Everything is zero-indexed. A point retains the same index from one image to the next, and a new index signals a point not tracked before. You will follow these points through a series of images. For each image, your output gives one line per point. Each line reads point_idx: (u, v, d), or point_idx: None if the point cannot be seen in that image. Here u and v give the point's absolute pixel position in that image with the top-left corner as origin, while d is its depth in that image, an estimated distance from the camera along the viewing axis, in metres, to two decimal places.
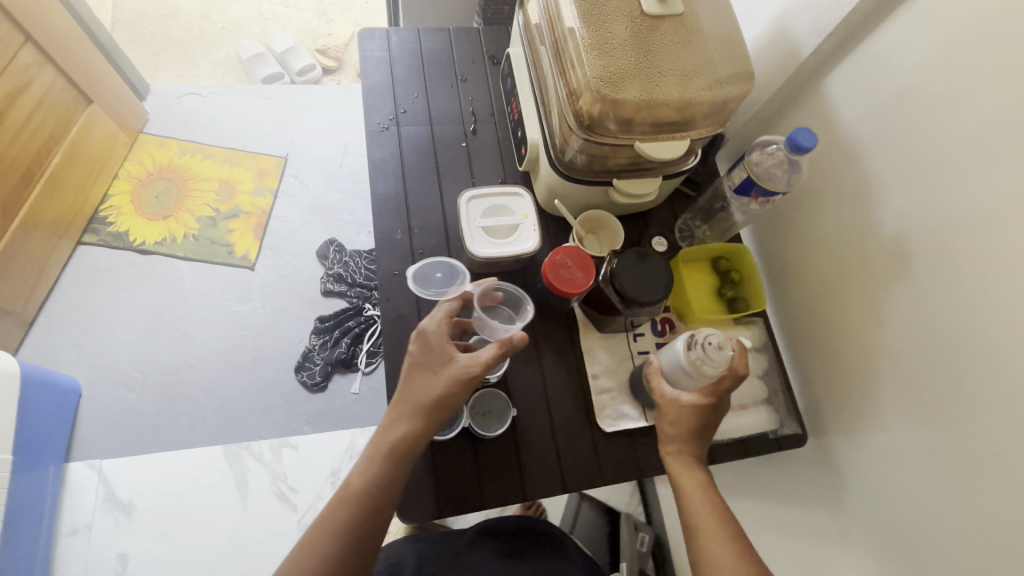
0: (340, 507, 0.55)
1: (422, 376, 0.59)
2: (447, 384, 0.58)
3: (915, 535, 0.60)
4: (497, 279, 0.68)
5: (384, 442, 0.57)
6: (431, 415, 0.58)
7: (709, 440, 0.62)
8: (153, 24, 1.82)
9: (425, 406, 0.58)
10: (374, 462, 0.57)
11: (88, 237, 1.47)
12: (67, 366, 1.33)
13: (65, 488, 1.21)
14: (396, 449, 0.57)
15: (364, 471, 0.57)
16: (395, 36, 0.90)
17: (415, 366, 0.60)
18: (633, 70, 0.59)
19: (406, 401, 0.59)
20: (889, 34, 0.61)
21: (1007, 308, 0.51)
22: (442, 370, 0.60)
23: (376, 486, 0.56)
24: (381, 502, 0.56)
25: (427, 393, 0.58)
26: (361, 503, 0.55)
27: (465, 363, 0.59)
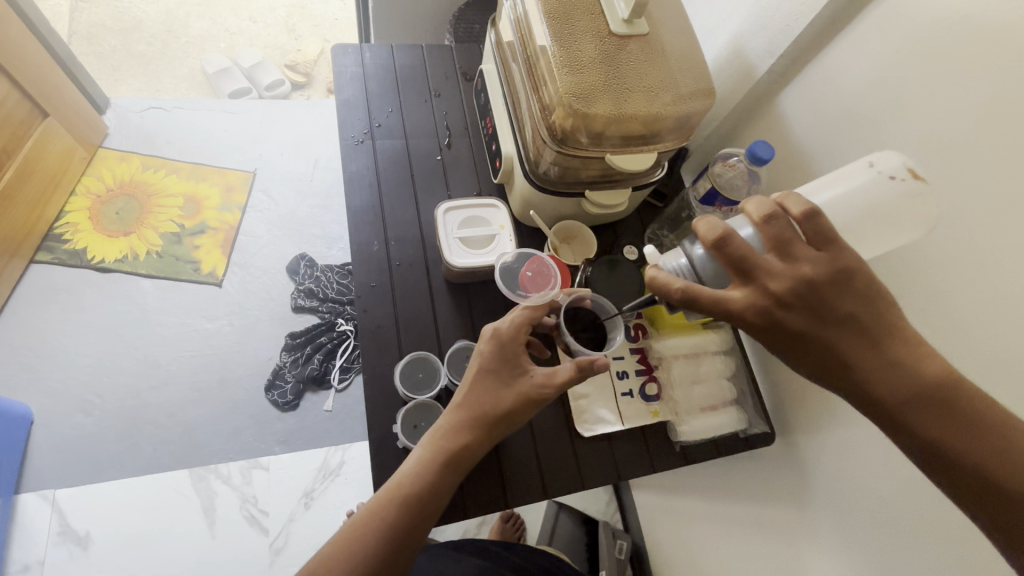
0: (387, 506, 0.55)
1: (491, 384, 0.60)
2: (518, 397, 0.59)
3: (882, 523, 0.63)
4: (588, 290, 0.69)
5: (446, 447, 0.58)
6: (493, 428, 0.59)
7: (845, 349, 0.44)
8: (113, 37, 1.77)
9: (491, 417, 0.59)
10: (431, 466, 0.57)
11: (41, 255, 1.41)
12: (16, 392, 1.26)
13: (14, 522, 1.14)
14: (455, 455, 0.58)
15: (418, 472, 0.57)
16: (368, 52, 0.91)
17: (486, 373, 0.60)
18: (602, 86, 0.62)
19: (473, 409, 0.59)
20: (834, 57, 0.67)
21: (947, 305, 0.56)
22: (514, 382, 0.60)
23: (427, 487, 0.56)
24: (431, 508, 0.56)
25: (495, 407, 0.59)
26: (411, 506, 0.55)
27: (540, 380, 0.60)
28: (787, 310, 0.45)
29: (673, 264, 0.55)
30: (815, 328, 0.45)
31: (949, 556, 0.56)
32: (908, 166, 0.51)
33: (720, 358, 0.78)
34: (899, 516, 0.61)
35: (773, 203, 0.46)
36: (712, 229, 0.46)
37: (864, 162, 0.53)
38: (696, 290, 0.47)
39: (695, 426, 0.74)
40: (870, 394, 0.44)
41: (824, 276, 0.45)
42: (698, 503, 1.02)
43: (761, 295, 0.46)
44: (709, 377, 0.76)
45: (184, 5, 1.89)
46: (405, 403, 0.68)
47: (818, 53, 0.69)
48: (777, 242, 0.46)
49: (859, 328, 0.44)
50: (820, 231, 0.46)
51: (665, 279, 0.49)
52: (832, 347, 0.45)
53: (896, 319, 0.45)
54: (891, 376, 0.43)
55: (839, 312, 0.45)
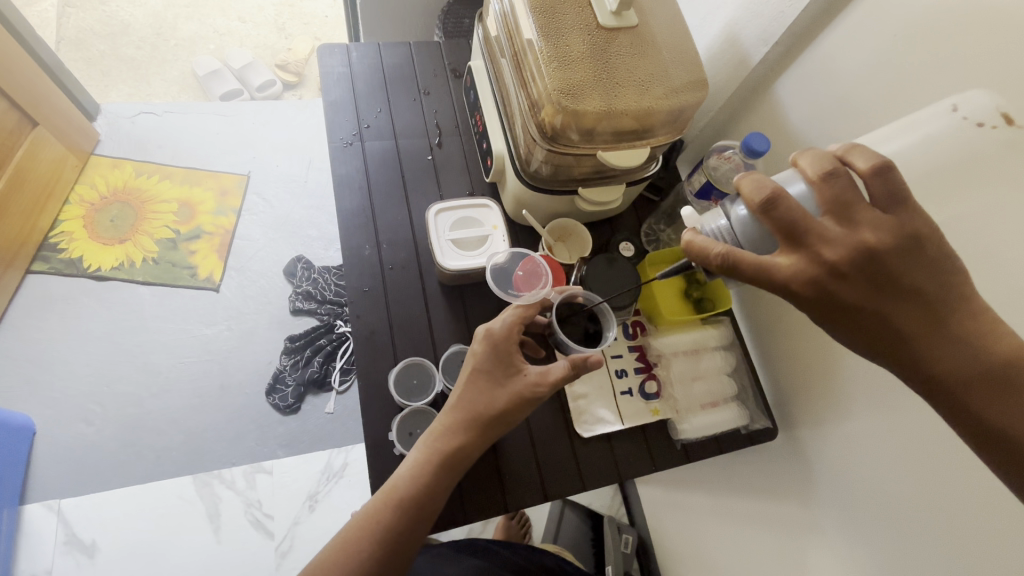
0: (383, 509, 0.54)
1: (484, 385, 0.59)
2: (511, 397, 0.58)
3: (887, 518, 0.63)
4: (578, 288, 0.68)
5: (442, 448, 0.57)
6: (488, 428, 0.58)
7: (905, 327, 0.43)
8: (101, 42, 1.75)
9: (485, 418, 0.58)
10: (426, 467, 0.56)
11: (37, 266, 1.40)
12: (17, 403, 1.26)
13: (21, 533, 1.14)
14: (450, 456, 0.57)
15: (414, 474, 0.56)
16: (355, 52, 0.90)
17: (479, 373, 0.59)
18: (591, 80, 0.60)
19: (466, 410, 0.58)
20: (830, 43, 0.65)
21: None
22: (507, 382, 0.59)
23: (423, 488, 0.56)
24: (426, 510, 0.55)
25: (489, 407, 0.58)
26: (407, 509, 0.55)
27: (533, 379, 0.59)
28: (843, 278, 0.43)
29: (713, 226, 0.52)
30: (875, 300, 0.43)
31: (954, 550, 0.55)
32: (1002, 111, 0.47)
33: (720, 355, 0.77)
34: (901, 510, 0.60)
35: (836, 161, 0.44)
36: (758, 190, 0.44)
37: (948, 105, 0.52)
38: (738, 254, 0.45)
39: (697, 424, 0.73)
40: (925, 371, 0.43)
41: (888, 242, 0.42)
42: (702, 496, 1.02)
43: (812, 263, 0.43)
44: (709, 373, 0.75)
45: (172, 6, 1.87)
46: (400, 410, 0.67)
47: (814, 39, 0.67)
48: (838, 204, 0.44)
49: (924, 302, 0.43)
50: (890, 191, 0.43)
51: (706, 244, 0.47)
52: (887, 321, 0.43)
53: (966, 293, 0.43)
54: (952, 355, 0.42)
55: (902, 284, 0.43)
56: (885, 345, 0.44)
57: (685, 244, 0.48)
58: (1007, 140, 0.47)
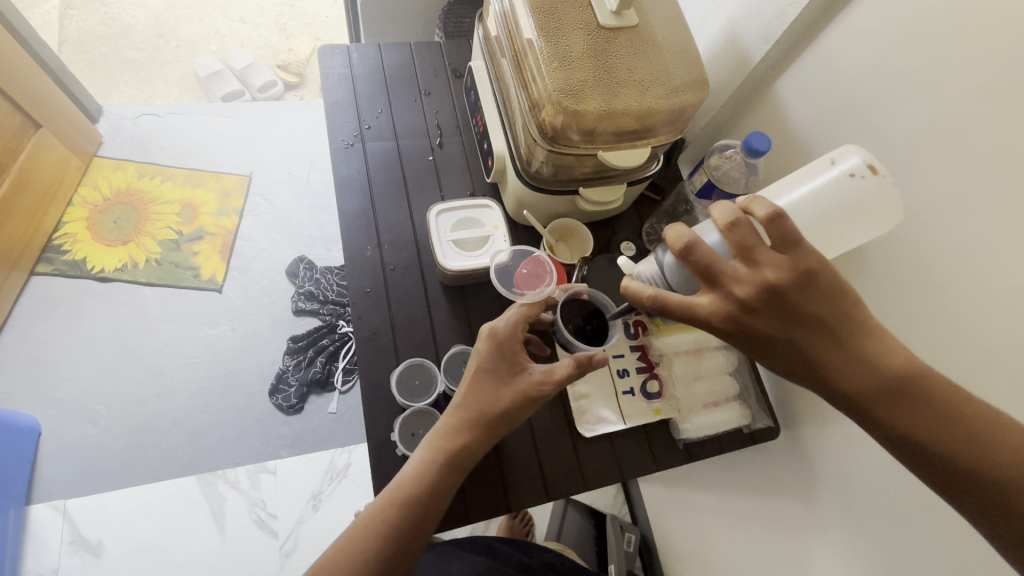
0: (389, 508, 0.55)
1: (488, 385, 0.59)
2: (515, 396, 0.58)
3: (887, 518, 0.62)
4: (583, 285, 0.68)
5: (446, 448, 0.57)
6: (492, 428, 0.58)
7: (812, 352, 0.44)
8: (103, 44, 1.76)
9: (490, 417, 0.58)
10: (431, 466, 0.56)
11: (42, 267, 1.41)
12: (23, 404, 1.27)
13: (28, 532, 1.15)
14: (455, 455, 0.57)
15: (419, 473, 0.56)
16: (356, 53, 0.90)
17: (483, 372, 0.60)
18: (591, 81, 0.60)
19: (472, 409, 0.58)
20: (831, 42, 0.65)
21: (946, 297, 0.55)
22: (511, 381, 0.59)
23: (428, 487, 0.56)
24: (431, 509, 0.56)
25: (493, 407, 0.58)
26: (413, 508, 0.55)
27: (538, 377, 0.59)
28: (754, 315, 0.45)
29: (647, 274, 0.56)
30: (784, 330, 0.45)
31: (955, 549, 0.55)
32: (867, 162, 0.50)
33: (722, 353, 0.77)
34: (903, 510, 0.60)
35: (738, 210, 0.45)
36: (677, 238, 0.45)
37: (828, 159, 0.54)
38: (666, 296, 0.47)
39: (700, 423, 0.73)
40: (837, 390, 0.45)
41: (789, 279, 0.44)
42: (705, 495, 1.02)
43: (729, 302, 0.45)
44: (711, 372, 0.76)
45: (173, 8, 1.87)
46: (402, 410, 0.68)
47: (815, 37, 0.67)
48: (743, 248, 0.45)
49: (823, 328, 0.44)
50: (784, 236, 0.44)
51: (638, 288, 0.49)
52: (796, 348, 0.45)
53: (859, 313, 0.45)
54: (855, 371, 0.44)
55: (803, 314, 0.44)
56: (798, 368, 0.45)
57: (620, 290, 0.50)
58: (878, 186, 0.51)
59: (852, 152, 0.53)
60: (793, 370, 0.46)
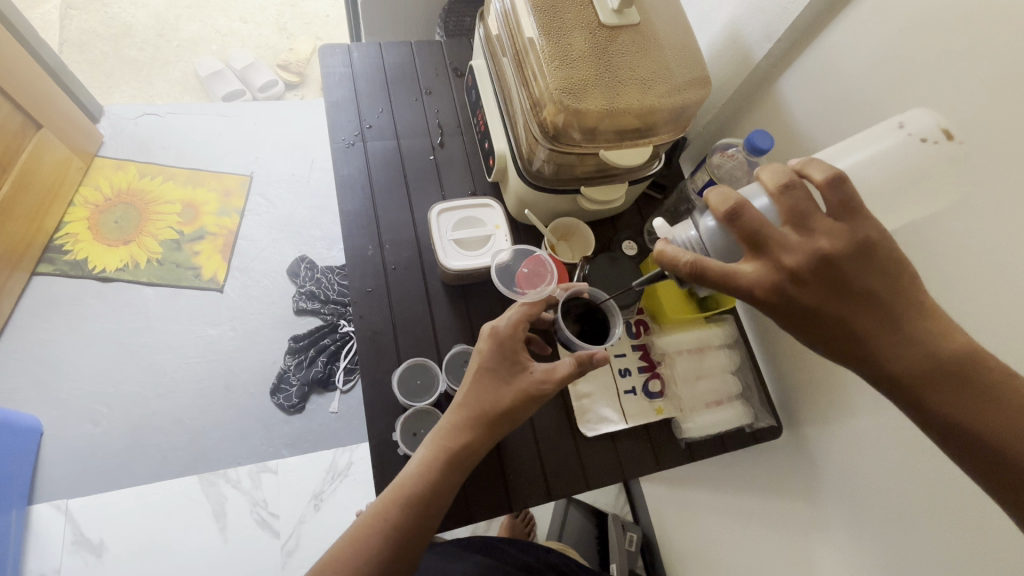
0: (390, 508, 0.55)
1: (491, 383, 0.59)
2: (517, 394, 0.58)
3: (891, 517, 0.62)
4: (583, 285, 0.68)
5: (448, 447, 0.57)
6: (495, 426, 0.58)
7: (861, 329, 0.44)
8: (104, 44, 1.76)
9: (493, 415, 0.58)
10: (433, 465, 0.56)
11: (43, 267, 1.41)
12: (24, 404, 1.27)
13: (30, 532, 1.15)
14: (457, 454, 0.57)
15: (420, 472, 0.56)
16: (356, 52, 0.89)
17: (485, 371, 0.59)
18: (593, 79, 0.60)
19: (473, 408, 0.58)
20: (834, 40, 0.65)
21: (949, 295, 0.55)
22: (513, 380, 0.59)
23: (430, 486, 0.56)
24: (433, 508, 0.56)
25: (496, 405, 0.58)
26: (415, 507, 0.55)
27: (539, 376, 0.59)
28: (803, 285, 0.44)
29: (683, 238, 0.54)
30: (833, 303, 0.44)
31: (958, 548, 0.55)
32: (943, 127, 0.52)
33: (723, 353, 0.77)
34: (906, 509, 0.60)
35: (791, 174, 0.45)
36: (725, 200, 0.45)
37: (894, 124, 0.55)
38: (705, 263, 0.45)
39: (702, 422, 0.73)
40: (888, 369, 0.43)
41: (842, 248, 0.43)
42: (707, 494, 1.02)
43: (775, 270, 0.44)
44: (713, 372, 0.75)
45: (173, 8, 1.87)
46: (404, 410, 0.68)
47: (818, 35, 0.67)
48: (795, 214, 0.45)
49: (876, 304, 0.44)
50: (842, 202, 0.44)
51: (674, 253, 0.47)
52: (845, 324, 0.44)
53: (915, 293, 0.44)
54: (906, 352, 0.43)
55: (856, 288, 0.44)
56: (845, 347, 0.45)
57: (656, 255, 0.49)
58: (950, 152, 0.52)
59: (919, 113, 0.54)
60: (839, 348, 0.45)
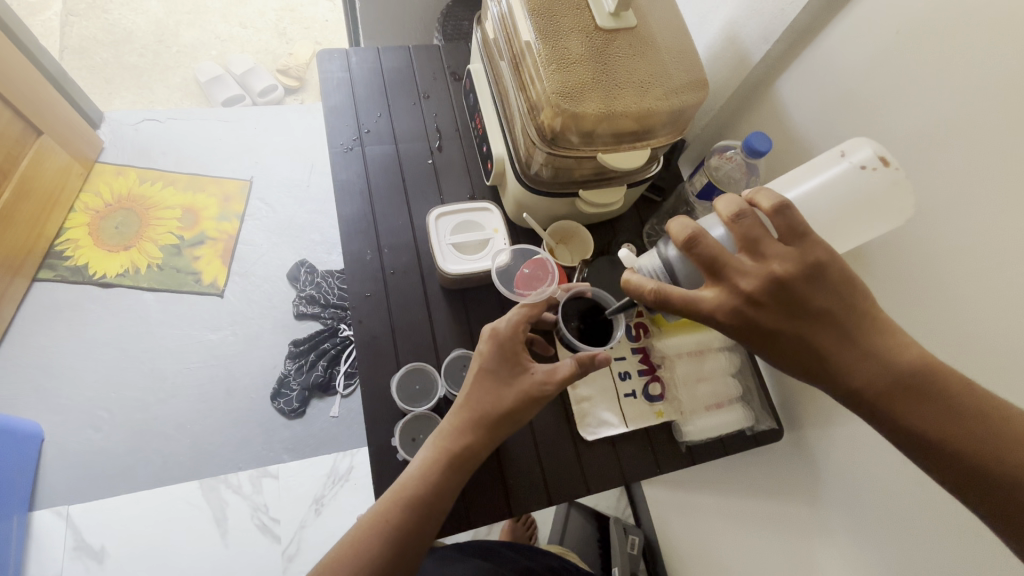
0: (392, 508, 0.54)
1: (488, 387, 0.59)
2: (517, 396, 0.58)
3: (892, 521, 0.62)
4: (585, 285, 0.68)
5: (451, 447, 0.57)
6: (496, 428, 0.58)
7: (821, 346, 0.45)
8: (104, 50, 1.76)
9: (490, 419, 0.58)
10: (436, 467, 0.56)
11: (44, 273, 1.41)
12: (25, 410, 1.27)
13: (31, 538, 1.15)
14: (460, 455, 0.57)
15: (422, 473, 0.56)
16: (355, 57, 0.90)
17: (485, 373, 0.59)
18: (590, 83, 0.60)
19: (474, 410, 0.58)
20: (831, 41, 0.65)
21: (951, 297, 0.54)
22: (512, 382, 0.59)
23: (433, 487, 0.56)
24: (434, 510, 0.55)
25: (498, 406, 0.58)
26: (417, 507, 0.55)
27: (540, 377, 0.59)
28: (760, 308, 0.45)
29: (649, 267, 0.56)
30: (791, 324, 0.45)
31: (961, 552, 0.54)
32: (879, 154, 0.51)
33: (725, 355, 0.76)
34: (907, 512, 0.60)
35: (743, 202, 0.47)
36: (681, 230, 0.46)
37: (837, 153, 0.54)
38: (668, 291, 0.47)
39: (702, 425, 0.73)
40: (852, 388, 0.45)
41: (796, 271, 0.45)
42: (708, 497, 1.02)
43: (733, 295, 0.46)
44: (713, 375, 0.75)
45: (173, 13, 1.87)
46: (403, 415, 0.67)
47: (815, 37, 0.67)
48: (748, 241, 0.46)
49: (833, 322, 0.45)
50: (791, 226, 0.45)
51: (639, 282, 0.50)
52: (804, 343, 0.45)
53: (871, 309, 0.45)
54: (866, 368, 0.44)
55: (812, 307, 0.45)
56: (809, 364, 0.46)
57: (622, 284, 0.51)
58: (892, 180, 0.50)
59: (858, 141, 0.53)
60: (802, 366, 0.46)
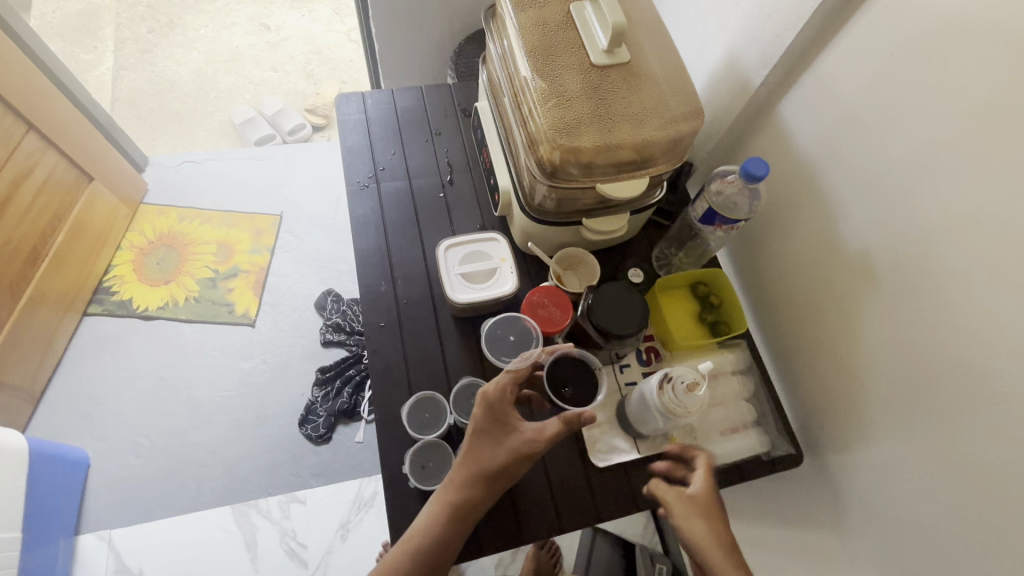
0: (400, 557, 0.57)
1: (483, 445, 0.60)
2: (509, 454, 0.59)
3: (918, 555, 0.59)
4: (572, 346, 0.68)
5: (452, 500, 0.59)
6: (494, 482, 0.59)
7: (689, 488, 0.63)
8: (150, 99, 1.91)
9: (487, 476, 0.59)
10: (438, 519, 0.58)
11: (93, 308, 1.51)
12: (75, 437, 1.35)
13: (75, 562, 1.21)
14: (460, 508, 0.58)
15: (427, 525, 0.58)
16: (370, 98, 0.95)
17: (477, 432, 0.61)
18: (587, 117, 0.62)
19: (470, 465, 0.60)
20: (830, 64, 0.65)
21: (964, 317, 0.53)
22: (505, 439, 0.60)
23: (435, 540, 0.57)
24: (441, 557, 0.57)
25: (492, 462, 0.59)
26: (424, 557, 0.57)
27: (529, 435, 0.60)
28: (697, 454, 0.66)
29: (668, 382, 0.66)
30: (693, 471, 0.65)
31: None
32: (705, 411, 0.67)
33: (734, 380, 0.77)
34: (935, 545, 0.57)
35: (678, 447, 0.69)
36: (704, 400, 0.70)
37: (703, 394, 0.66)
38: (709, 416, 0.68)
39: (715, 452, 0.73)
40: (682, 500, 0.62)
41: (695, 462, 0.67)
42: (734, 524, 0.98)
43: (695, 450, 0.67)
44: (727, 399, 0.76)
45: (212, 62, 2.00)
46: (413, 443, 0.70)
47: (814, 61, 0.68)
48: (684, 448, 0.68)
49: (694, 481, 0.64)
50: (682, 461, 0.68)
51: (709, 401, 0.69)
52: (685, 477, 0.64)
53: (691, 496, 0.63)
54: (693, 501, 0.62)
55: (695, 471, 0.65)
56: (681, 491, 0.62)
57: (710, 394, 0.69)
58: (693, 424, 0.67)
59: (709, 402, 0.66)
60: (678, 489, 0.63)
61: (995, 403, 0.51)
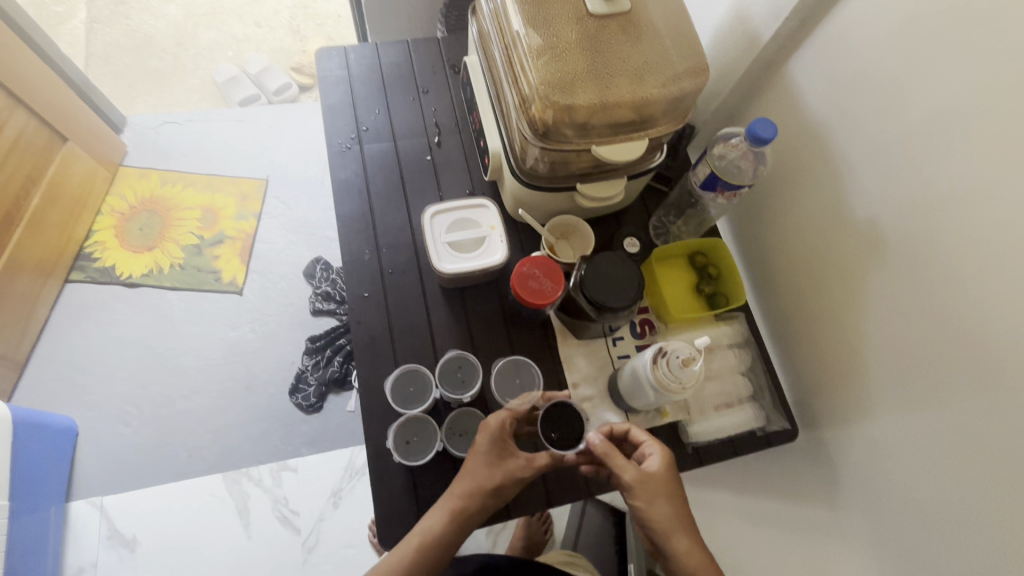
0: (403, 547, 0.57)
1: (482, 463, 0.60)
2: (504, 476, 0.59)
3: (911, 532, 0.58)
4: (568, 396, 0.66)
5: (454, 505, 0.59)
6: (490, 500, 0.59)
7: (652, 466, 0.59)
8: (126, 55, 1.81)
9: (483, 492, 0.59)
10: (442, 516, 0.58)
11: (75, 275, 1.47)
12: (62, 406, 1.33)
13: (68, 528, 1.22)
14: (460, 515, 0.58)
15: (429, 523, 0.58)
16: (353, 53, 0.88)
17: (479, 450, 0.61)
18: (582, 72, 0.57)
19: (471, 478, 0.60)
20: (846, 16, 0.60)
21: (975, 291, 0.50)
22: (503, 462, 0.60)
23: (433, 545, 0.57)
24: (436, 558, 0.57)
25: (490, 480, 0.59)
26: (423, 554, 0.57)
27: (524, 462, 0.60)
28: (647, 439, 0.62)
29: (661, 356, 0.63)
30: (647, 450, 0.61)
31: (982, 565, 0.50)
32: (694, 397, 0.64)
33: (730, 353, 0.75)
34: (928, 522, 0.56)
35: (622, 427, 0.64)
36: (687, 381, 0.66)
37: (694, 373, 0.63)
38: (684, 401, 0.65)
39: (709, 427, 0.72)
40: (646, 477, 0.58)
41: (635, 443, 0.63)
42: (724, 495, 0.98)
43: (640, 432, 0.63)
44: (722, 373, 0.74)
45: (192, 15, 1.89)
46: (398, 417, 0.68)
47: (829, 12, 0.62)
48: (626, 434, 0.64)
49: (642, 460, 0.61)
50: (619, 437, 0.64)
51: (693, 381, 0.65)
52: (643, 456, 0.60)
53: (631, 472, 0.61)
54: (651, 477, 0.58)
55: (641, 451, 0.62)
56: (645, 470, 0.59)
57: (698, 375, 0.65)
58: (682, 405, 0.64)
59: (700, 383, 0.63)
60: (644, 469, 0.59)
61: (1002, 381, 0.48)
